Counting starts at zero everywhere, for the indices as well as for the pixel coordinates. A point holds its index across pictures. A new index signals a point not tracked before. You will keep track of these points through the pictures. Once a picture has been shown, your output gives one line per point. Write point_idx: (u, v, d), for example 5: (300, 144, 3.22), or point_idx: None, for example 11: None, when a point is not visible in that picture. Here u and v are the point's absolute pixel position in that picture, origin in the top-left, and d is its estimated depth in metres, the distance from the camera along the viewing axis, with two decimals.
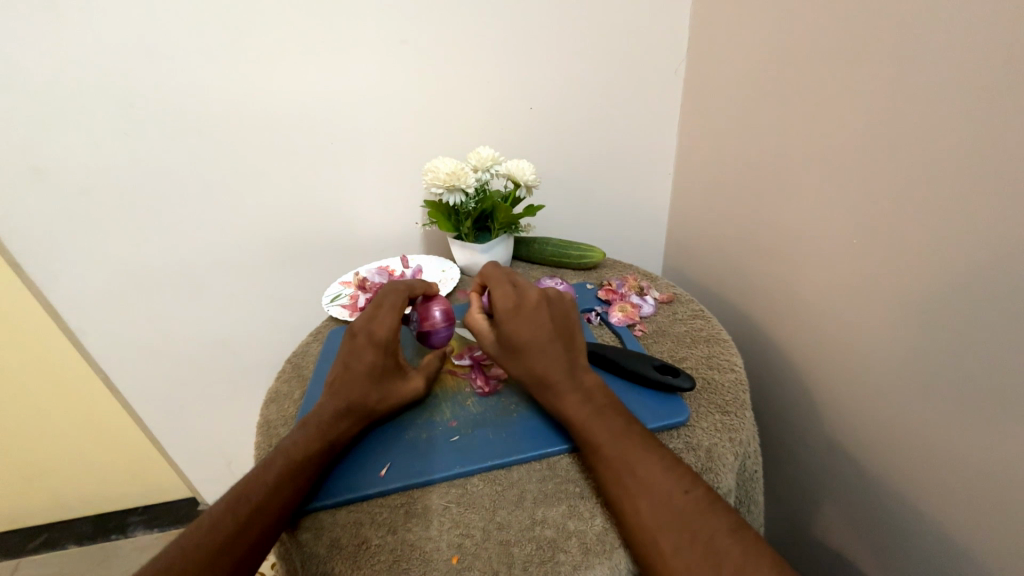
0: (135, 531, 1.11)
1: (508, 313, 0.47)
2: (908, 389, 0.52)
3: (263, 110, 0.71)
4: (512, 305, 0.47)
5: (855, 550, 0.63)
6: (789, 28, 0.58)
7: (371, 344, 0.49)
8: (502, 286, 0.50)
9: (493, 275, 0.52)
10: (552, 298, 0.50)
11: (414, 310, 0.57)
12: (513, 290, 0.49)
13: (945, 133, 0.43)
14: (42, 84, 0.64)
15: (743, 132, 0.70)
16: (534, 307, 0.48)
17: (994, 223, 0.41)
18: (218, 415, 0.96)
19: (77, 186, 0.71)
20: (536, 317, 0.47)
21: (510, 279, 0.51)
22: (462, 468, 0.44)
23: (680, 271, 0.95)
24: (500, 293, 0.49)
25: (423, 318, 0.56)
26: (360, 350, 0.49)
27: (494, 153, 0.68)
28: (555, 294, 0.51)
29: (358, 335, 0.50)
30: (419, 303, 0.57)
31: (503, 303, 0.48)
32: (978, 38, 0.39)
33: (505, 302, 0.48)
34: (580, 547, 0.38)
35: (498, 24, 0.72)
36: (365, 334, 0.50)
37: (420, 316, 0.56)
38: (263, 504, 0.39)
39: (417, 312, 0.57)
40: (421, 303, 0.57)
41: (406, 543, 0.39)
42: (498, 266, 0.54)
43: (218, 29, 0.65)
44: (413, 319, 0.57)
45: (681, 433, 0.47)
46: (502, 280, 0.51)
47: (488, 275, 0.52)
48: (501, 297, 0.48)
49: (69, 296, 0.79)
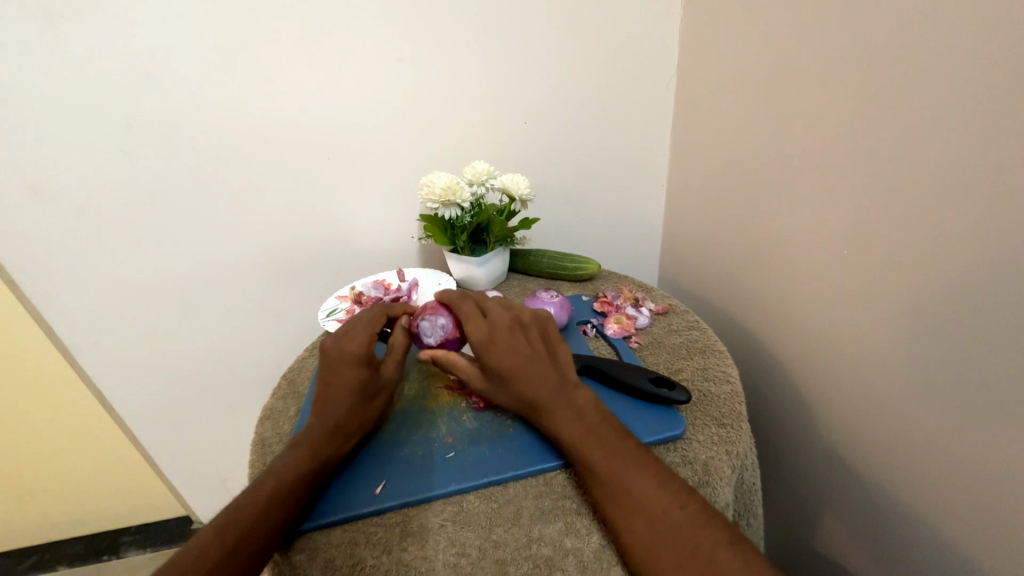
0: (126, 552, 1.08)
1: (485, 346, 0.46)
2: (906, 398, 0.51)
3: (261, 127, 0.72)
4: (485, 335, 0.47)
5: (857, 561, 0.62)
6: (781, 39, 0.59)
7: (345, 361, 0.47)
8: (471, 318, 0.49)
9: (461, 306, 0.50)
10: (526, 321, 0.49)
11: (431, 319, 0.51)
12: (482, 320, 0.49)
13: (936, 142, 0.44)
14: (43, 102, 0.65)
15: (735, 144, 0.70)
16: (509, 333, 0.47)
17: (989, 230, 0.41)
18: (214, 431, 0.95)
19: (73, 204, 0.71)
20: (512, 340, 0.47)
21: (478, 309, 0.49)
22: (458, 486, 0.43)
23: (675, 281, 0.95)
24: (472, 327, 0.48)
25: (453, 327, 0.51)
26: (336, 366, 0.47)
27: (489, 167, 0.68)
28: (528, 313, 0.50)
29: (330, 351, 0.48)
30: (442, 309, 0.51)
31: (476, 336, 0.47)
32: (968, 48, 0.40)
33: (478, 334, 0.47)
34: (577, 566, 0.38)
35: (492, 41, 0.73)
36: (336, 349, 0.47)
37: (447, 325, 0.51)
38: (252, 526, 0.39)
39: (440, 320, 0.51)
40: (446, 310, 0.51)
41: (402, 563, 0.39)
42: (462, 292, 0.52)
43: (217, 46, 0.66)
44: (438, 328, 0.51)
45: (678, 447, 0.47)
46: (470, 310, 0.50)
47: (458, 303, 0.50)
48: (472, 330, 0.48)
49: (63, 313, 0.78)
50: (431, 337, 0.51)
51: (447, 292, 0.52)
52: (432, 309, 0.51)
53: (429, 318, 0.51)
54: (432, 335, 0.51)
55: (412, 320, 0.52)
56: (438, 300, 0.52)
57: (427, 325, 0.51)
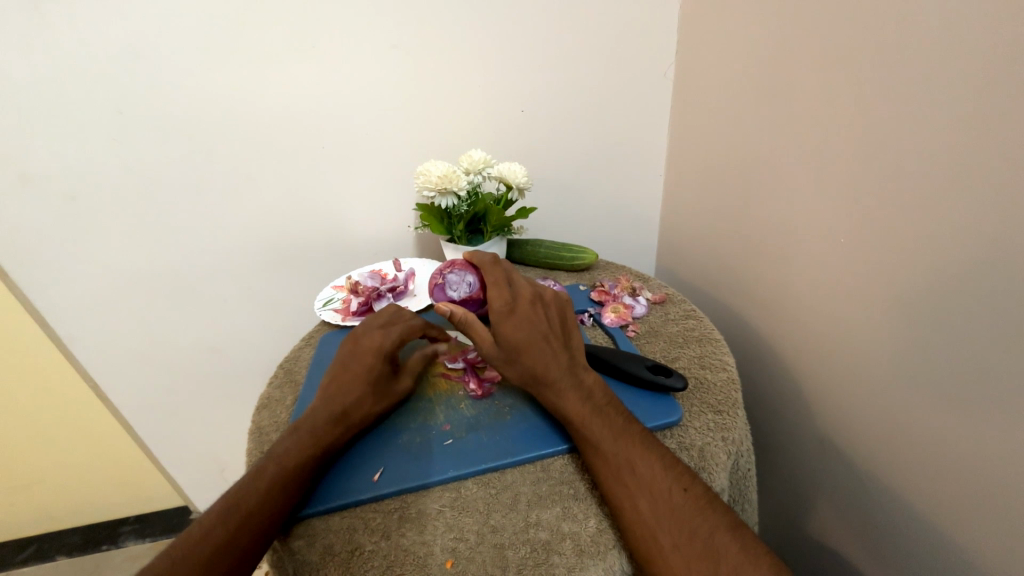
0: (127, 541, 1.10)
1: (502, 314, 0.46)
2: (899, 386, 0.52)
3: (255, 115, 0.71)
4: (505, 304, 0.47)
5: (849, 546, 0.63)
6: (778, 26, 0.59)
7: (371, 351, 0.49)
8: (496, 284, 0.49)
9: (489, 270, 0.51)
10: (547, 299, 0.50)
11: (460, 274, 0.54)
12: (506, 288, 0.49)
13: (934, 132, 0.43)
14: (32, 90, 0.64)
15: (732, 133, 0.70)
16: (528, 306, 0.48)
17: (988, 220, 0.41)
18: (210, 421, 0.95)
19: (64, 193, 0.70)
20: (530, 314, 0.47)
21: (504, 278, 0.49)
22: (457, 471, 0.44)
23: (671, 270, 0.95)
24: (494, 292, 0.48)
25: (478, 287, 0.54)
26: (362, 353, 0.49)
27: (486, 156, 0.68)
28: (549, 293, 0.50)
29: (360, 341, 0.50)
30: (470, 268, 0.54)
31: (497, 302, 0.47)
32: (967, 35, 0.40)
33: (499, 301, 0.47)
34: (575, 549, 0.38)
35: (489, 29, 0.72)
36: (366, 340, 0.50)
37: (473, 283, 0.54)
38: (252, 511, 0.39)
39: (468, 277, 0.54)
40: (474, 269, 0.54)
41: (401, 548, 0.39)
42: (494, 257, 0.53)
43: (211, 33, 0.65)
44: (464, 284, 0.54)
45: (675, 433, 0.48)
46: (495, 276, 0.50)
47: (487, 267, 0.51)
48: (495, 295, 0.48)
49: (56, 303, 0.78)
50: (455, 291, 0.54)
51: (479, 254, 0.53)
52: (462, 266, 0.55)
53: (458, 273, 0.55)
54: (457, 289, 0.54)
55: (442, 273, 0.56)
56: (468, 259, 0.55)
57: (454, 279, 0.55)
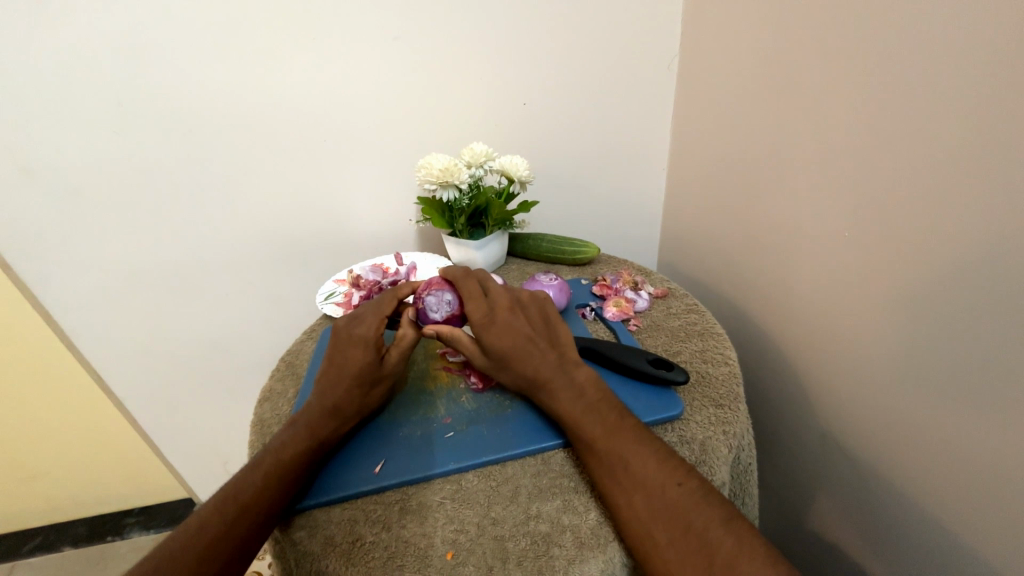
0: (131, 533, 1.10)
1: (484, 325, 0.47)
2: (901, 381, 0.51)
3: (257, 109, 0.71)
4: (483, 315, 0.47)
5: (850, 541, 0.63)
6: (782, 17, 0.58)
7: (354, 341, 0.48)
8: (472, 297, 0.49)
9: (462, 284, 0.51)
10: (525, 301, 0.51)
11: (438, 294, 0.51)
12: (482, 298, 0.49)
13: (936, 125, 0.43)
14: (35, 83, 0.64)
15: (735, 127, 0.69)
16: (508, 312, 0.48)
17: (991, 214, 0.40)
18: (215, 414, 0.96)
19: (66, 186, 0.70)
20: (510, 319, 0.48)
21: (479, 289, 0.50)
22: (457, 464, 0.44)
23: (674, 265, 0.95)
24: (473, 306, 0.48)
25: (458, 304, 0.51)
26: (344, 346, 0.48)
27: (488, 149, 0.67)
28: (525, 295, 0.52)
29: (341, 334, 0.49)
30: (447, 285, 0.51)
31: (477, 314, 0.48)
32: (970, 26, 0.39)
33: (477, 313, 0.48)
34: (575, 541, 0.38)
35: (492, 23, 0.72)
36: (346, 330, 0.49)
37: (453, 301, 0.51)
38: (250, 503, 0.39)
39: (447, 295, 0.51)
40: (451, 286, 0.51)
41: (401, 540, 0.39)
42: (465, 270, 0.53)
43: (212, 26, 0.65)
44: (444, 303, 0.50)
45: (677, 427, 0.48)
46: (471, 289, 0.50)
47: (460, 281, 0.51)
48: (472, 308, 0.48)
49: (60, 297, 0.78)
50: (437, 312, 0.51)
51: (448, 271, 0.53)
52: (438, 284, 0.51)
53: (435, 294, 0.51)
54: (438, 310, 0.51)
55: (418, 297, 0.52)
56: (442, 277, 0.52)
57: (433, 301, 0.51)
